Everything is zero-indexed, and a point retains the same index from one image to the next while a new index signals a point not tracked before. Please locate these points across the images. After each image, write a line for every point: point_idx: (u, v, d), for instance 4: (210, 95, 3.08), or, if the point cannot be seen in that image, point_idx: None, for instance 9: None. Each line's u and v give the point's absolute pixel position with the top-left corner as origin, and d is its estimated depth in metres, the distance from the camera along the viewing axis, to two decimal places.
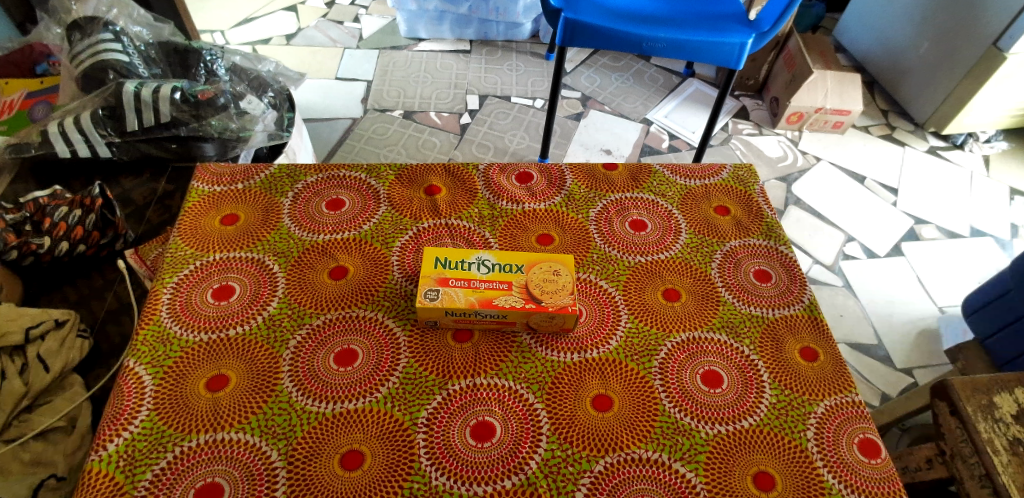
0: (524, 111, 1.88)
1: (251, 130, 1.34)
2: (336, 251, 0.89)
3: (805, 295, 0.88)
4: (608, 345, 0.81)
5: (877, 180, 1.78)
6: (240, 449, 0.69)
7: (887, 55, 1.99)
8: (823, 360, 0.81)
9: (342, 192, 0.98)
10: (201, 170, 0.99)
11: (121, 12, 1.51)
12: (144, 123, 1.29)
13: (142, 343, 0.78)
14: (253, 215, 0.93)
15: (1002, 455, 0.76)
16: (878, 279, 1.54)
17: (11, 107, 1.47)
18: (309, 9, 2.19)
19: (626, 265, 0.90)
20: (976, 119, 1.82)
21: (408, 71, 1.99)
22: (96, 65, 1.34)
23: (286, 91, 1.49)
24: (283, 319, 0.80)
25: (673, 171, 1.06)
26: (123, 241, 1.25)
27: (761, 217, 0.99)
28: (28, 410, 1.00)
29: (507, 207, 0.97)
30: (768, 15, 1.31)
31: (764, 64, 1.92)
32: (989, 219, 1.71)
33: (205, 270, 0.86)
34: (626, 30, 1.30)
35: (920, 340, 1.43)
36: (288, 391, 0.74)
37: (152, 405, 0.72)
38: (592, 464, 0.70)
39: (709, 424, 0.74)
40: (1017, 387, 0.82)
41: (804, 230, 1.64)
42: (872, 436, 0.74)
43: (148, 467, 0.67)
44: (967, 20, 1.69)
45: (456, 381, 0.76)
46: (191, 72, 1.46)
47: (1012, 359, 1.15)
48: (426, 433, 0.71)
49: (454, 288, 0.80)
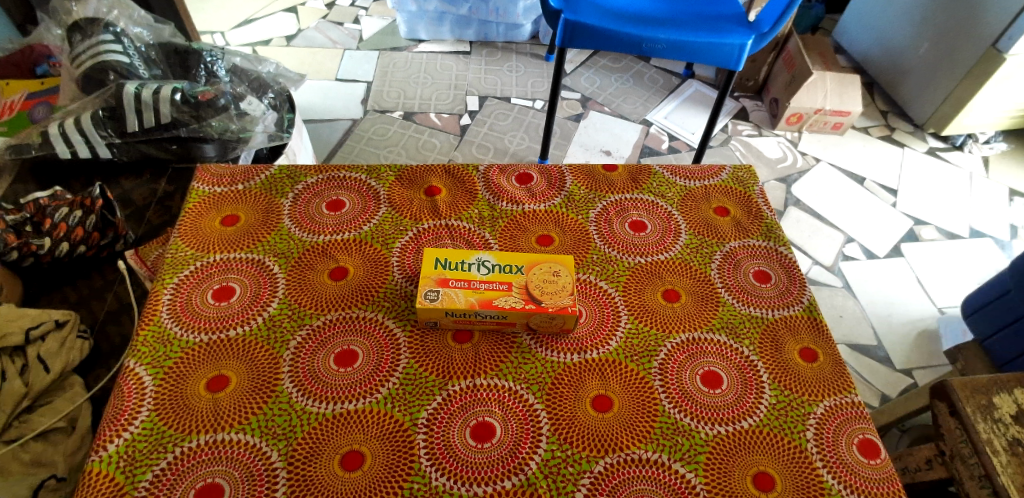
0: (524, 112, 1.89)
1: (252, 131, 1.34)
2: (336, 252, 0.89)
3: (805, 295, 0.88)
4: (608, 345, 0.81)
5: (876, 181, 1.79)
6: (240, 450, 0.69)
7: (886, 56, 1.99)
8: (822, 360, 0.81)
9: (342, 193, 0.98)
10: (201, 171, 0.99)
11: (121, 13, 1.51)
12: (145, 124, 1.29)
13: (142, 344, 0.78)
14: (253, 216, 0.93)
15: (1002, 455, 0.76)
16: (878, 280, 1.54)
17: (11, 108, 1.47)
18: (310, 10, 2.19)
19: (625, 266, 0.90)
20: (976, 120, 1.82)
21: (408, 72, 1.99)
22: (96, 66, 1.34)
23: (286, 91, 1.49)
24: (284, 319, 0.81)
25: (673, 171, 1.06)
26: (123, 241, 1.25)
27: (761, 217, 0.99)
28: (28, 411, 1.00)
29: (507, 207, 0.97)
30: (768, 16, 1.31)
31: (764, 65, 1.93)
32: (988, 219, 1.71)
33: (205, 271, 0.86)
34: (625, 31, 1.30)
35: (920, 340, 1.43)
36: (288, 392, 0.74)
37: (152, 405, 0.72)
38: (592, 464, 0.70)
39: (709, 424, 0.74)
40: (1016, 387, 0.82)
41: (804, 231, 1.64)
42: (871, 436, 0.74)
43: (148, 467, 0.67)
44: (966, 21, 1.69)
45: (456, 381, 0.76)
46: (191, 73, 1.47)
47: (1012, 359, 1.15)
48: (426, 433, 0.71)
49: (455, 289, 0.80)
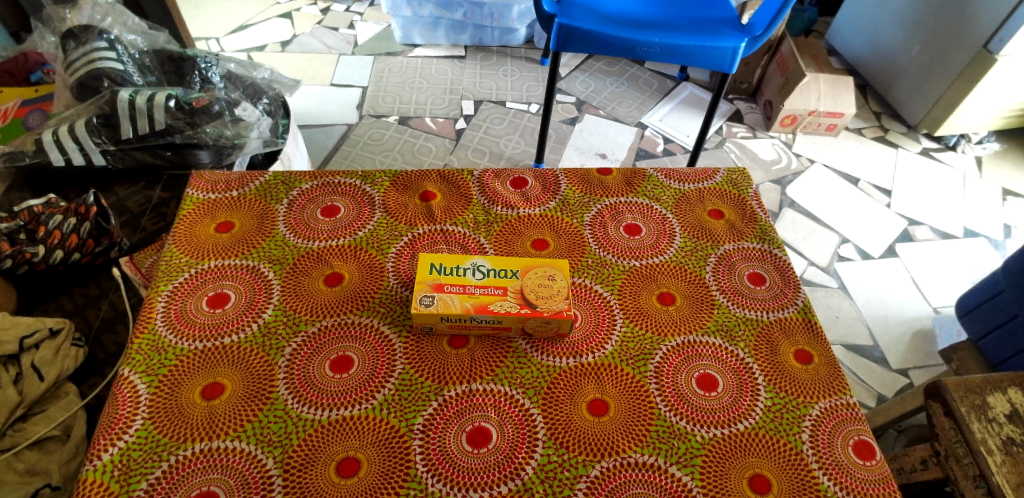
0: (519, 116, 1.89)
1: (246, 137, 1.36)
2: (331, 257, 0.89)
3: (799, 297, 0.89)
4: (604, 349, 0.81)
5: (870, 182, 1.79)
6: (236, 458, 0.69)
7: (880, 59, 2.00)
8: (817, 363, 0.81)
9: (337, 199, 0.98)
10: (196, 178, 0.99)
11: (115, 20, 1.52)
12: (139, 130, 1.29)
13: (136, 351, 0.78)
14: (247, 222, 0.93)
15: (996, 454, 0.76)
16: (873, 281, 1.55)
17: (5, 115, 1.47)
18: (304, 16, 2.20)
19: (620, 269, 0.91)
20: (968, 120, 1.83)
21: (404, 76, 1.99)
22: (91, 73, 1.33)
23: (281, 97, 1.53)
24: (279, 326, 0.81)
25: (668, 174, 1.06)
26: (118, 249, 1.25)
27: (755, 220, 0.99)
28: (22, 419, 0.99)
29: (502, 212, 0.98)
30: (762, 18, 1.31)
31: (758, 68, 1.93)
32: (980, 219, 1.72)
33: (200, 277, 0.86)
34: (619, 35, 1.30)
35: (915, 341, 1.44)
36: (283, 398, 0.74)
37: (147, 414, 0.72)
38: (588, 468, 0.70)
39: (704, 428, 0.74)
40: (1010, 387, 0.82)
41: (799, 232, 1.65)
42: (867, 438, 0.74)
43: (142, 476, 0.67)
44: (957, 23, 1.70)
45: (452, 386, 0.76)
46: (185, 79, 1.47)
47: (1007, 358, 1.15)
48: (422, 440, 0.71)
49: (450, 294, 0.80)
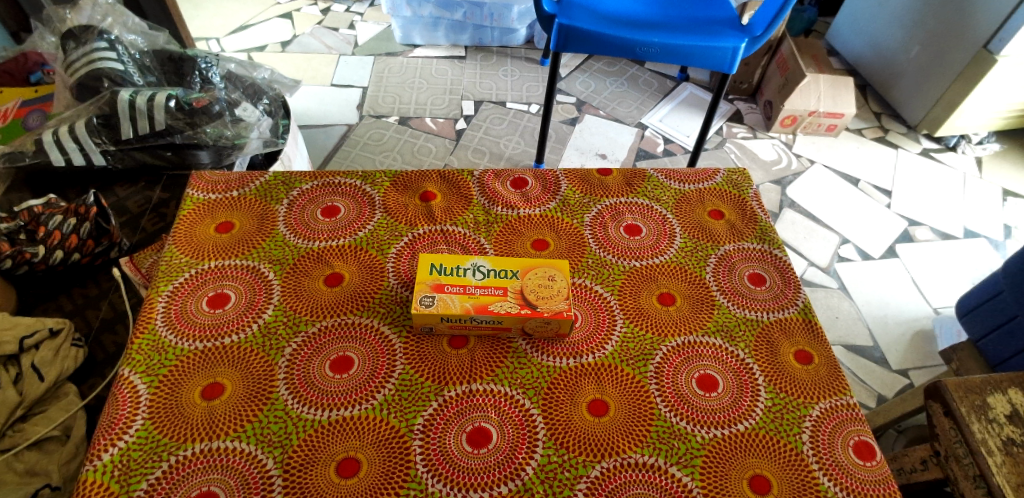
0: (519, 117, 1.89)
1: (246, 137, 1.36)
2: (331, 257, 0.89)
3: (799, 297, 0.89)
4: (605, 349, 0.81)
5: (870, 183, 1.79)
6: (236, 458, 0.69)
7: (880, 59, 2.00)
8: (817, 363, 0.81)
9: (337, 199, 0.98)
10: (196, 178, 0.99)
11: (116, 20, 1.53)
12: (139, 131, 1.29)
13: (136, 352, 0.77)
14: (247, 223, 0.93)
15: (996, 455, 0.76)
16: (873, 281, 1.55)
17: (5, 116, 1.47)
18: (304, 16, 2.20)
19: (620, 269, 0.91)
20: (968, 121, 1.83)
21: (404, 76, 1.99)
22: (91, 73, 1.33)
23: (281, 97, 1.53)
24: (279, 326, 0.81)
25: (667, 175, 1.06)
26: (117, 249, 1.25)
27: (756, 220, 0.99)
28: (22, 420, 0.99)
29: (502, 212, 0.98)
30: (762, 19, 1.31)
31: (758, 68, 1.93)
32: (980, 219, 1.72)
33: (200, 278, 0.86)
34: (619, 35, 1.30)
35: (915, 341, 1.44)
36: (283, 399, 0.74)
37: (147, 414, 0.72)
38: (588, 469, 0.70)
39: (704, 428, 0.74)
40: (1010, 387, 0.82)
41: (799, 233, 1.65)
42: (867, 438, 0.74)
43: (142, 476, 0.67)
44: (957, 24, 1.71)
45: (452, 386, 0.76)
46: (185, 79, 1.47)
47: (1007, 358, 1.15)
48: (422, 440, 0.71)
49: (450, 294, 0.80)
